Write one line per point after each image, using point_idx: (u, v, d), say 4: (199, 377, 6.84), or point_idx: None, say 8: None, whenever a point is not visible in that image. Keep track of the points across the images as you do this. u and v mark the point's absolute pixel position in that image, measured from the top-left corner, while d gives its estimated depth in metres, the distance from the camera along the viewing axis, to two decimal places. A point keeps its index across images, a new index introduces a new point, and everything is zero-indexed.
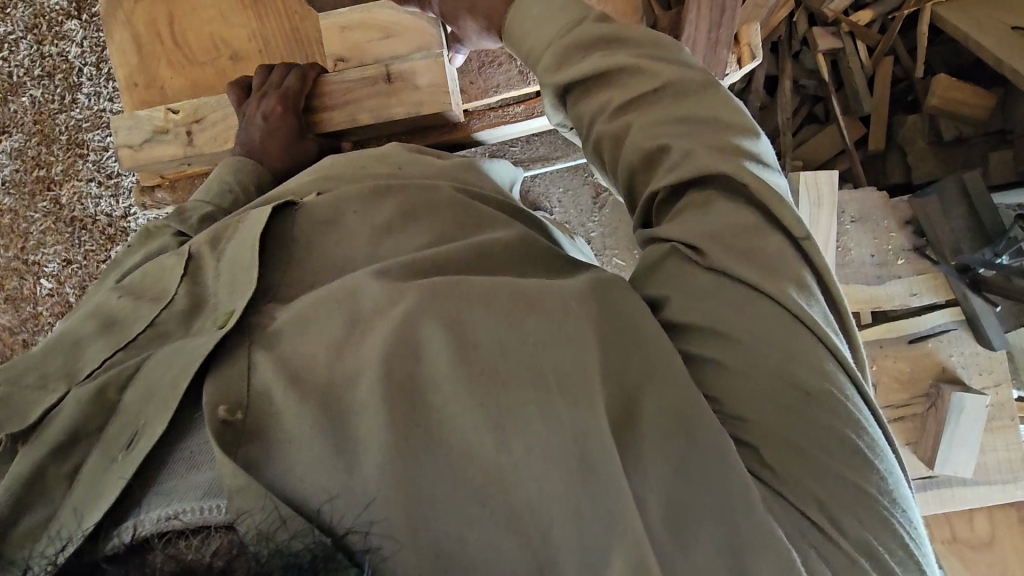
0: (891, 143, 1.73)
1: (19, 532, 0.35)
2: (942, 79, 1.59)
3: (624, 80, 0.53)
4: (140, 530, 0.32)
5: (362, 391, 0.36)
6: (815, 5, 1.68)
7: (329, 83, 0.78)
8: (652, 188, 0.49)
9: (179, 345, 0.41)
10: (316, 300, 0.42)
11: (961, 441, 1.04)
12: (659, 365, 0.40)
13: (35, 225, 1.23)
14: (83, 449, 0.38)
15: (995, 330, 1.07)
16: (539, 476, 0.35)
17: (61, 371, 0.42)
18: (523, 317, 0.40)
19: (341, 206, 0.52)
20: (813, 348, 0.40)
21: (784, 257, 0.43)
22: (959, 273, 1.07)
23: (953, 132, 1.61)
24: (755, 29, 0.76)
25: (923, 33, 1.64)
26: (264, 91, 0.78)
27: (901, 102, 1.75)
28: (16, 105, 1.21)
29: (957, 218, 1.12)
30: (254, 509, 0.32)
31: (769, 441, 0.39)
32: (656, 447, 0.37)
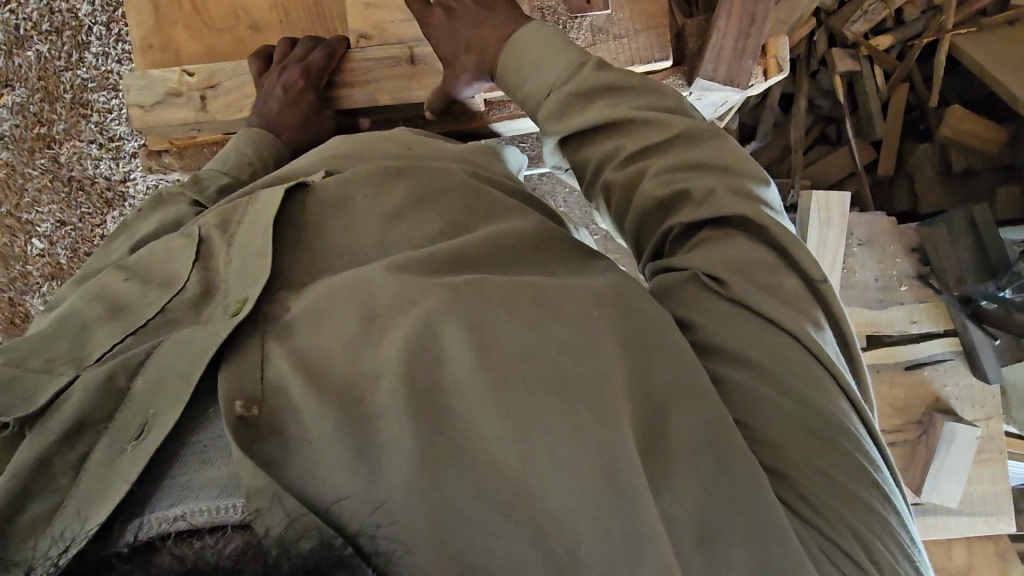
0: (902, 169, 1.75)
1: (22, 523, 0.33)
2: (956, 110, 1.61)
3: (632, 127, 0.54)
4: (144, 532, 0.32)
5: (382, 393, 0.37)
6: (837, 27, 1.67)
7: (354, 61, 0.78)
8: (670, 223, 0.50)
9: (193, 331, 0.41)
10: (326, 293, 0.43)
11: (949, 470, 1.06)
12: (686, 385, 0.40)
13: (33, 182, 1.20)
14: (88, 438, 0.37)
15: (991, 363, 1.08)
16: (568, 490, 0.34)
17: (67, 357, 0.41)
18: (547, 322, 0.40)
19: (349, 190, 0.51)
20: (830, 386, 0.41)
21: (799, 296, 0.45)
22: (962, 303, 1.08)
23: (963, 162, 1.63)
24: (783, 42, 0.75)
25: (940, 62, 1.65)
26: (285, 65, 0.76)
27: (912, 130, 1.76)
28: (20, 59, 1.15)
29: (964, 248, 1.09)
30: (271, 508, 0.32)
31: (799, 470, 0.39)
32: (689, 469, 0.37)
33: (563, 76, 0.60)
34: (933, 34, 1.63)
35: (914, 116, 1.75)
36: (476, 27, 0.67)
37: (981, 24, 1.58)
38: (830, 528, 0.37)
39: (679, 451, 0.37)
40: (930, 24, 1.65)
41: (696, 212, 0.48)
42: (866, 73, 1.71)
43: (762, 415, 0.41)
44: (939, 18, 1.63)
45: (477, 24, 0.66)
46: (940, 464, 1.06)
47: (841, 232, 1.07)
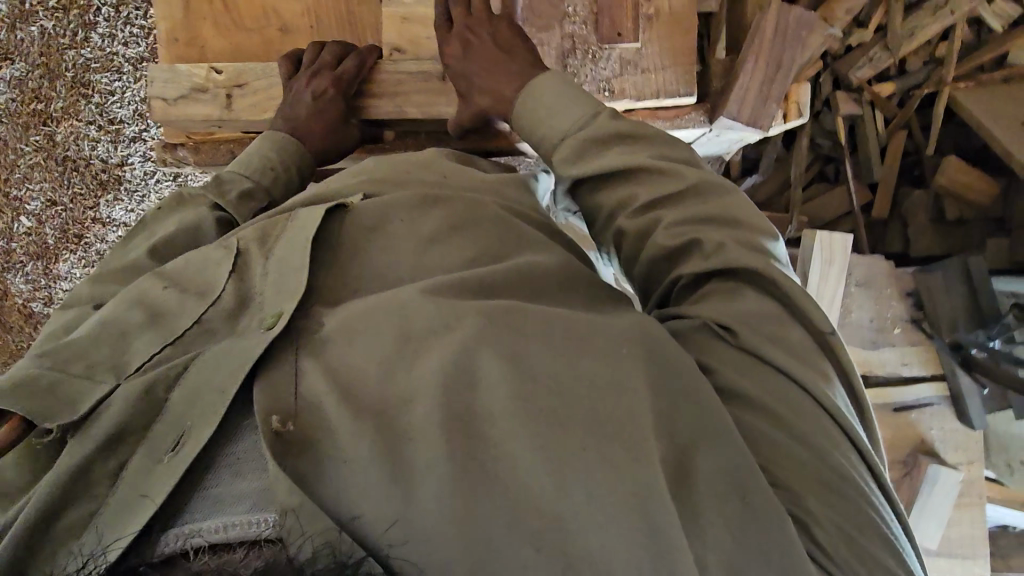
0: (896, 212, 1.81)
1: (64, 523, 0.37)
2: (951, 160, 1.65)
3: (646, 178, 0.56)
4: (161, 546, 0.35)
5: (418, 415, 0.39)
6: (843, 71, 1.71)
7: (381, 70, 0.79)
8: (677, 273, 0.52)
9: (229, 345, 0.44)
10: (363, 312, 0.47)
11: (931, 512, 1.09)
12: (708, 426, 0.41)
13: (24, 157, 1.21)
14: (127, 449, 0.40)
15: (976, 409, 1.11)
16: (601, 523, 0.36)
17: (105, 363, 0.44)
18: (579, 356, 0.43)
19: (389, 212, 0.55)
20: (837, 438, 0.43)
21: (806, 348, 0.47)
22: (953, 349, 1.13)
23: (956, 214, 1.69)
24: (805, 86, 0.79)
25: (938, 113, 1.69)
26: (315, 70, 0.77)
27: (907, 174, 1.83)
28: (24, 34, 1.15)
29: (956, 297, 1.14)
30: (312, 533, 0.34)
31: (822, 524, 0.40)
32: (717, 511, 0.38)
33: (582, 119, 0.61)
34: (931, 87, 1.68)
35: (909, 162, 1.81)
36: (491, 67, 0.69)
37: (978, 79, 1.63)
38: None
39: (703, 489, 0.38)
40: (930, 77, 1.69)
41: (702, 263, 0.50)
42: (868, 117, 1.77)
43: (777, 461, 0.42)
44: (939, 71, 1.68)
45: (490, 69, 0.69)
46: (923, 505, 1.09)
47: (842, 272, 1.10)
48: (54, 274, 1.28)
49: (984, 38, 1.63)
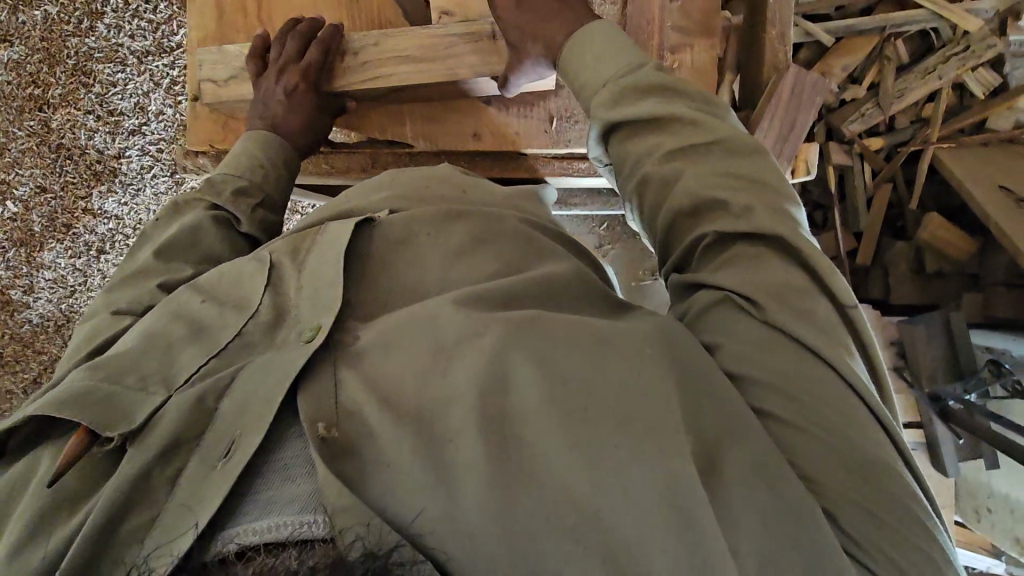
0: (878, 261, 1.94)
1: (131, 523, 0.46)
2: (933, 218, 1.78)
3: (681, 130, 0.65)
4: (221, 547, 0.42)
5: (454, 417, 0.48)
6: (836, 123, 1.89)
7: (348, 62, 0.89)
8: (702, 231, 0.60)
9: (274, 357, 0.54)
10: (397, 326, 0.56)
11: None
12: (737, 423, 0.50)
13: (17, 142, 1.37)
14: (181, 456, 0.49)
15: (949, 459, 1.32)
16: (635, 516, 0.43)
17: (158, 377, 0.54)
18: (606, 361, 0.51)
19: (414, 229, 0.64)
20: (863, 419, 0.50)
21: (829, 320, 0.55)
22: (931, 400, 1.29)
23: (934, 267, 1.81)
24: (813, 150, 0.91)
25: (923, 169, 1.86)
26: (280, 66, 0.87)
27: (891, 226, 1.96)
28: (26, 17, 1.32)
29: (936, 350, 1.33)
30: (355, 527, 0.41)
31: (843, 510, 0.47)
32: (744, 495, 0.46)
33: (626, 69, 0.70)
34: (917, 144, 1.86)
35: (893, 214, 1.95)
36: (542, 21, 0.77)
37: (960, 141, 1.82)
38: (870, 555, 0.46)
39: (730, 475, 0.47)
40: (917, 135, 1.89)
41: (732, 221, 0.58)
42: (856, 169, 1.93)
43: (805, 454, 0.49)
44: (925, 130, 1.87)
45: (544, 18, 0.77)
46: None
47: None
48: (36, 262, 1.41)
49: (965, 104, 1.84)
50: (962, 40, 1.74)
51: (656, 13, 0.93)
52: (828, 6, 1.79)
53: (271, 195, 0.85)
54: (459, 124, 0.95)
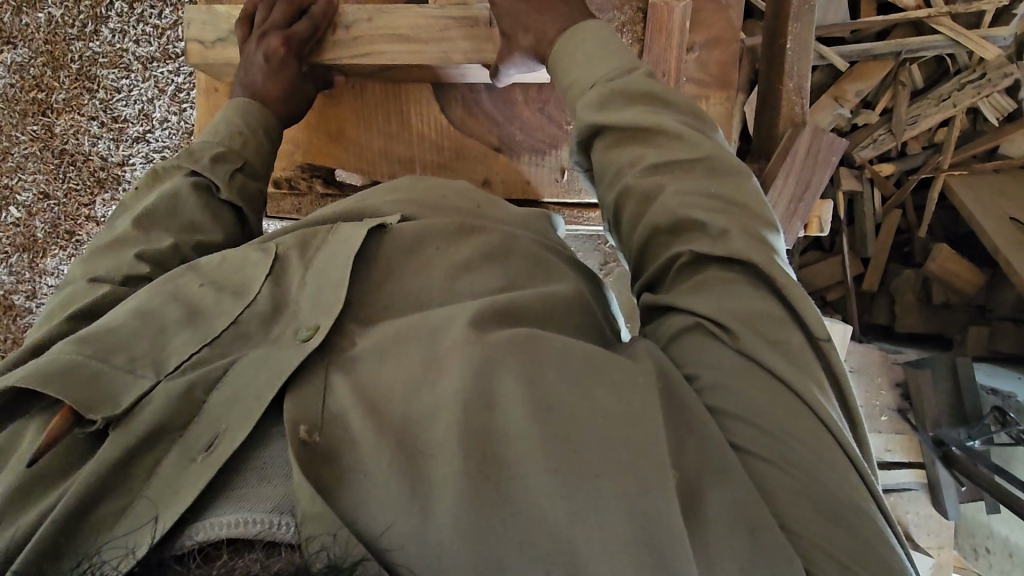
0: (884, 288, 1.98)
1: (104, 511, 0.43)
2: (942, 249, 1.80)
3: (662, 141, 0.65)
4: (193, 537, 0.40)
5: (436, 429, 0.46)
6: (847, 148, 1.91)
7: (336, 37, 0.89)
8: (679, 249, 0.60)
9: (268, 355, 0.51)
10: (395, 335, 0.53)
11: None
12: (712, 456, 0.48)
13: (20, 146, 1.40)
14: (164, 447, 0.47)
15: (951, 501, 1.35)
16: (606, 552, 0.41)
17: (147, 359, 0.51)
18: (595, 385, 0.48)
19: (423, 239, 0.63)
20: (839, 462, 0.48)
21: (803, 352, 0.53)
22: (935, 444, 1.34)
23: (941, 297, 1.84)
24: (827, 208, 0.98)
25: (932, 198, 1.88)
26: (265, 30, 0.87)
27: (898, 251, 2.00)
28: (31, 18, 1.34)
29: (941, 392, 1.38)
30: (323, 535, 0.39)
31: (816, 556, 0.46)
32: (723, 541, 0.44)
33: (614, 72, 0.70)
34: (929, 171, 1.86)
35: (902, 239, 1.98)
36: (534, 12, 0.78)
37: (973, 168, 1.82)
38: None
39: (711, 520, 0.44)
40: (929, 161, 1.88)
41: (707, 244, 0.58)
42: (866, 195, 1.94)
43: (779, 495, 0.48)
44: (936, 157, 1.87)
45: (536, 10, 0.78)
46: None
47: None
48: (39, 268, 1.45)
49: (979, 129, 1.83)
50: (980, 67, 1.72)
51: (672, 66, 0.90)
52: (844, 31, 1.75)
53: (252, 163, 0.84)
54: (472, 170, 1.03)
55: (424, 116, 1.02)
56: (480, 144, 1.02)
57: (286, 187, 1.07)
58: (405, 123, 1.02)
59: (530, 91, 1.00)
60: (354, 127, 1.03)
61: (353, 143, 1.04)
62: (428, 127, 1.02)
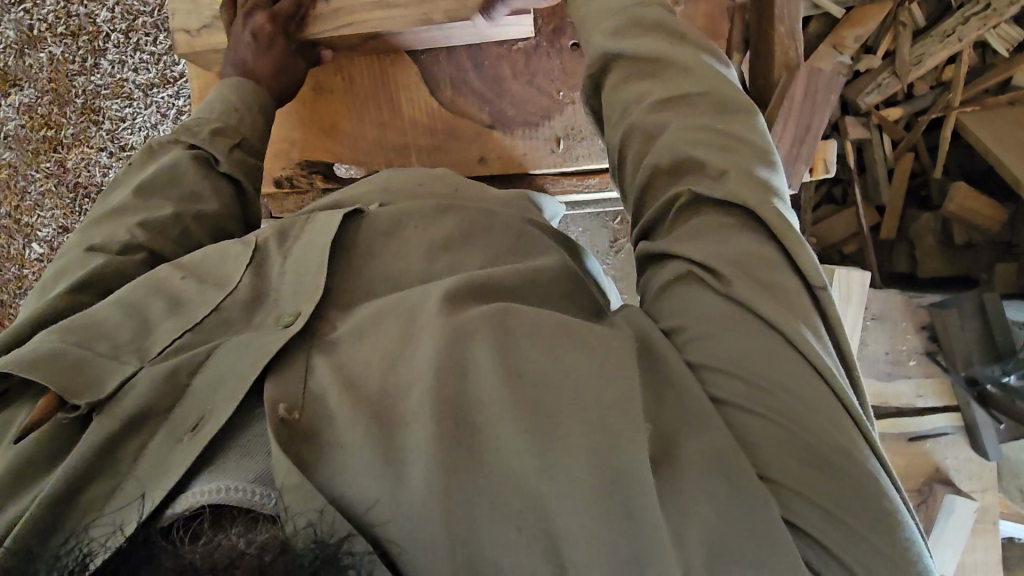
0: (903, 236, 1.92)
1: (86, 497, 0.43)
2: (961, 188, 1.75)
3: (672, 78, 0.63)
4: (172, 510, 0.40)
5: (413, 399, 0.45)
6: (851, 96, 1.84)
7: (319, 9, 0.88)
8: (679, 190, 0.58)
9: (252, 338, 0.51)
10: (375, 315, 0.53)
11: (949, 539, 1.29)
12: (687, 413, 0.47)
13: (33, 184, 1.40)
14: (148, 431, 0.47)
15: (991, 442, 1.31)
16: (579, 512, 0.41)
17: (130, 345, 0.51)
18: (568, 349, 0.48)
19: (402, 220, 0.62)
20: (832, 405, 0.46)
21: (799, 298, 0.51)
22: (969, 385, 1.32)
23: (964, 238, 1.80)
24: (831, 146, 0.95)
25: (945, 136, 1.82)
26: (250, 9, 0.86)
27: (915, 196, 1.94)
28: (32, 59, 1.35)
29: (970, 329, 1.33)
30: (306, 509, 0.40)
31: (795, 505, 0.45)
32: (697, 491, 0.43)
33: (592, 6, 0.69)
34: (938, 111, 1.80)
35: (917, 183, 1.92)
36: None
37: (985, 103, 1.76)
38: (817, 554, 0.44)
39: (685, 468, 0.44)
40: (938, 100, 1.82)
41: (709, 185, 0.56)
42: (875, 142, 1.88)
43: (761, 446, 0.46)
44: (946, 95, 1.80)
45: None
46: (938, 534, 1.29)
47: (858, 308, 1.24)
48: None
49: (989, 62, 1.76)
50: None
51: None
52: None
53: (250, 138, 0.83)
54: (465, 151, 1.02)
55: (415, 102, 1.01)
56: (473, 124, 1.01)
57: (288, 186, 1.07)
58: (396, 110, 1.01)
59: (519, 64, 0.97)
60: (346, 119, 1.03)
61: (347, 135, 1.03)
62: (420, 113, 1.01)
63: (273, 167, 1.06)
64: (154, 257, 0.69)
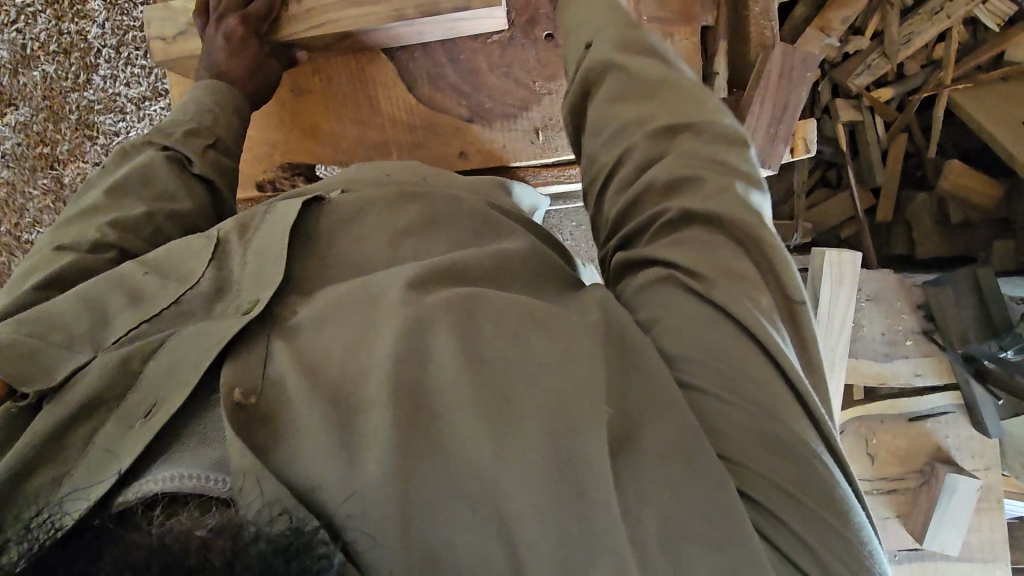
0: (900, 217, 1.90)
1: (37, 482, 0.44)
2: (954, 166, 1.74)
3: (663, 100, 0.61)
4: (124, 498, 0.40)
5: (371, 385, 0.45)
6: (842, 78, 1.82)
7: (293, 10, 0.89)
8: (667, 206, 0.56)
9: (200, 330, 0.50)
10: (336, 304, 0.52)
11: (950, 520, 1.26)
12: (652, 395, 0.47)
13: (33, 201, 1.39)
14: (101, 415, 0.47)
15: (991, 419, 1.30)
16: (533, 496, 0.41)
17: (85, 335, 0.51)
18: (531, 335, 0.48)
19: (364, 207, 0.62)
20: (773, 382, 0.47)
21: (770, 308, 0.51)
22: (966, 361, 1.30)
23: (960, 216, 1.78)
24: (809, 125, 0.94)
25: (939, 115, 1.79)
26: (223, 12, 0.87)
27: (910, 176, 1.92)
28: (27, 78, 1.33)
29: (966, 307, 1.32)
30: (253, 494, 0.39)
31: (758, 488, 0.44)
32: (654, 471, 0.43)
33: None
34: (931, 89, 1.79)
35: (912, 163, 1.90)
36: None
37: (977, 80, 1.74)
38: (775, 529, 0.43)
39: (646, 452, 0.44)
40: (929, 79, 1.80)
41: (701, 204, 0.54)
42: (868, 123, 1.87)
43: (723, 428, 0.46)
44: (937, 74, 1.79)
45: None
46: (939, 516, 1.26)
47: (852, 290, 1.23)
48: None
49: (980, 38, 1.75)
50: None
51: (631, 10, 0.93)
52: None
53: (225, 139, 0.84)
54: (445, 145, 1.01)
55: (393, 99, 1.01)
56: (450, 118, 1.01)
57: (271, 189, 1.06)
58: (374, 108, 1.01)
59: (494, 57, 0.98)
60: (326, 119, 1.03)
61: (327, 134, 1.03)
62: (398, 110, 1.01)
63: (255, 169, 1.06)
64: (125, 256, 0.69)
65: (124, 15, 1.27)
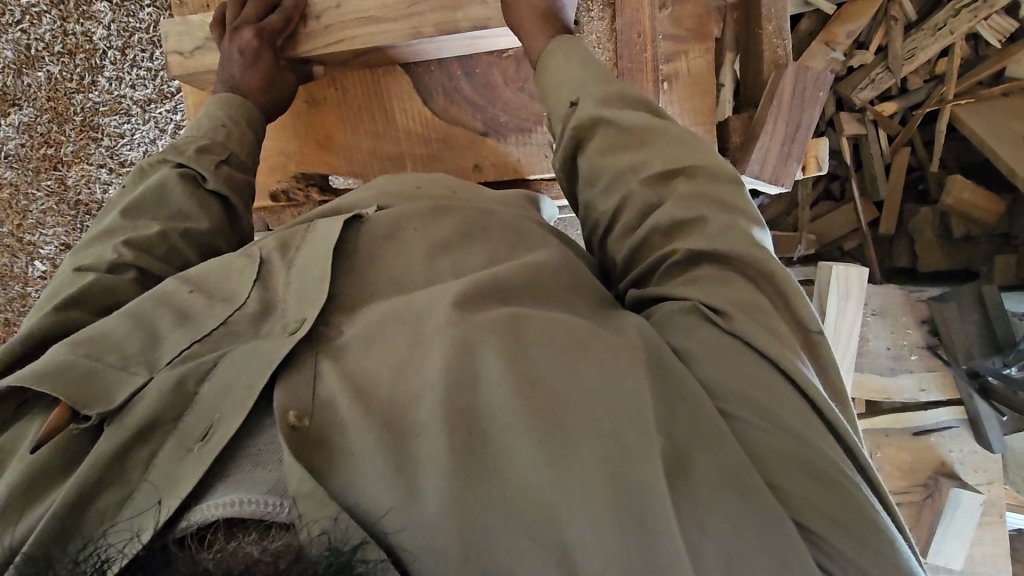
0: (902, 229, 1.92)
1: (102, 505, 0.44)
2: (958, 181, 1.76)
3: (664, 146, 0.64)
4: (188, 521, 0.41)
5: (423, 410, 0.46)
6: (845, 92, 1.85)
7: (309, 25, 0.90)
8: (675, 246, 0.58)
9: (254, 348, 0.51)
10: (379, 323, 0.53)
11: (955, 535, 1.28)
12: (697, 421, 0.47)
13: (37, 203, 1.35)
14: (158, 440, 0.47)
15: (994, 434, 1.32)
16: (591, 520, 0.41)
17: (141, 357, 0.52)
18: (577, 358, 0.49)
19: (400, 223, 0.63)
20: (806, 413, 0.48)
21: (786, 334, 0.53)
22: (970, 377, 1.31)
23: (961, 230, 1.80)
24: (822, 144, 0.96)
25: (941, 130, 1.81)
26: (239, 26, 0.88)
27: (913, 189, 1.94)
28: (30, 78, 1.28)
29: (970, 324, 1.35)
30: (317, 515, 0.40)
31: (804, 508, 0.45)
32: (708, 495, 0.44)
33: None
34: (935, 103, 1.80)
35: (914, 177, 1.92)
36: None
37: (978, 95, 1.75)
38: (827, 552, 0.44)
39: (698, 477, 0.44)
40: (933, 94, 1.82)
41: (704, 241, 0.57)
42: (872, 136, 1.89)
43: (766, 452, 0.47)
44: (940, 88, 1.80)
45: None
46: (945, 529, 1.29)
47: (858, 305, 1.24)
48: None
49: (981, 54, 1.75)
50: None
51: (647, 26, 0.92)
52: None
53: (237, 153, 0.85)
54: (460, 159, 1.03)
55: (409, 110, 1.01)
56: (465, 131, 1.02)
57: (285, 199, 1.07)
58: (391, 118, 1.02)
59: (510, 71, 0.99)
60: (341, 131, 1.03)
61: (343, 145, 1.04)
62: (415, 121, 1.02)
63: (270, 179, 1.07)
64: (144, 275, 0.69)
65: (131, 17, 1.22)
